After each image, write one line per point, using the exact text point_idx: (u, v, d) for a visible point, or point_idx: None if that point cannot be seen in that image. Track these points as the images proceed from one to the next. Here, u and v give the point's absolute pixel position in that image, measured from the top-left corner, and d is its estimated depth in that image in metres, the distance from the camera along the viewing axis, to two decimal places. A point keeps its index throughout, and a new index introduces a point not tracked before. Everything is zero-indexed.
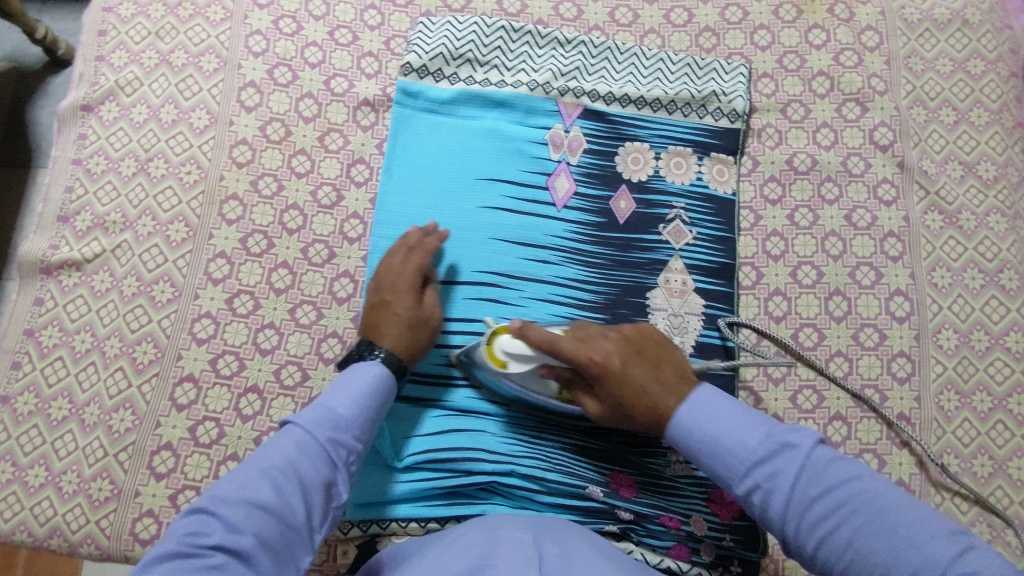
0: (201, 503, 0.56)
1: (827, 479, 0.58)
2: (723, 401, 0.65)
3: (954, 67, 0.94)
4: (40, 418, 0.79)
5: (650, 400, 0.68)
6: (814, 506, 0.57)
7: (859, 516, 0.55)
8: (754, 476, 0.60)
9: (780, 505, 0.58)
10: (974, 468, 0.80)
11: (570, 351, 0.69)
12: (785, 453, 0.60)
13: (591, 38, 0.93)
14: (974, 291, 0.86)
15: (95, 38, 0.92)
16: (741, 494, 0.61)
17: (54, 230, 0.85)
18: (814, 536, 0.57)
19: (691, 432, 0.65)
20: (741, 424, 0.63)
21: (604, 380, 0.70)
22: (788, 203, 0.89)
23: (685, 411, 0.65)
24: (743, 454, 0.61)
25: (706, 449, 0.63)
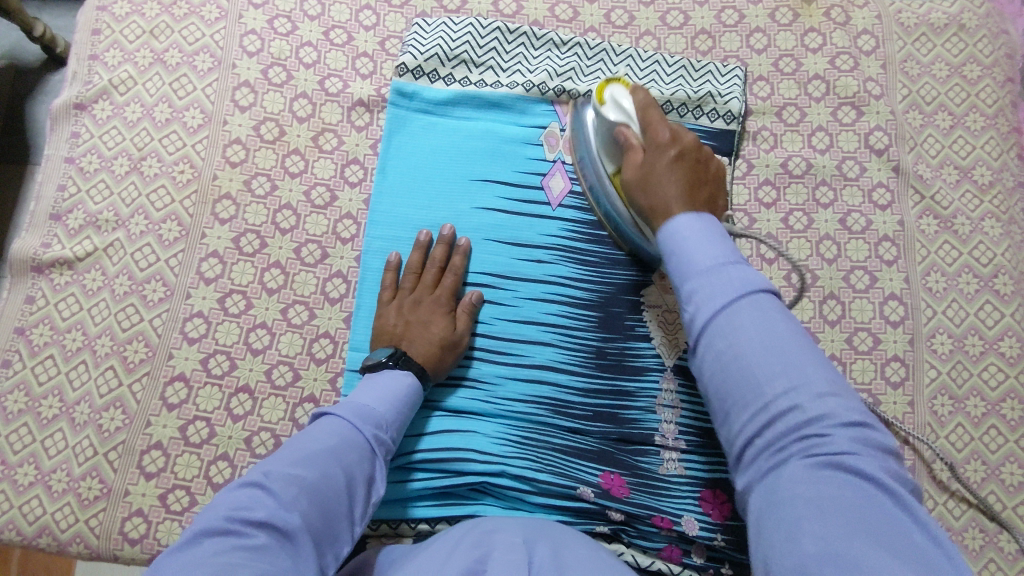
0: (252, 478, 0.58)
1: (772, 324, 0.56)
2: (712, 226, 0.64)
3: (950, 72, 0.94)
4: (30, 417, 0.79)
5: (666, 197, 0.70)
6: (744, 332, 0.56)
7: (773, 354, 0.54)
8: (700, 282, 0.59)
9: (704, 319, 0.57)
10: (967, 473, 0.80)
11: (649, 118, 0.75)
12: (734, 280, 0.58)
13: (587, 40, 0.93)
14: (969, 295, 0.86)
15: (89, 37, 0.92)
16: (684, 293, 0.60)
17: (46, 229, 0.85)
18: (724, 348, 0.56)
19: (675, 232, 0.64)
20: (711, 244, 0.61)
21: (647, 153, 0.74)
22: (783, 207, 0.89)
23: (679, 219, 0.64)
24: (700, 263, 0.60)
25: (671, 249, 0.63)
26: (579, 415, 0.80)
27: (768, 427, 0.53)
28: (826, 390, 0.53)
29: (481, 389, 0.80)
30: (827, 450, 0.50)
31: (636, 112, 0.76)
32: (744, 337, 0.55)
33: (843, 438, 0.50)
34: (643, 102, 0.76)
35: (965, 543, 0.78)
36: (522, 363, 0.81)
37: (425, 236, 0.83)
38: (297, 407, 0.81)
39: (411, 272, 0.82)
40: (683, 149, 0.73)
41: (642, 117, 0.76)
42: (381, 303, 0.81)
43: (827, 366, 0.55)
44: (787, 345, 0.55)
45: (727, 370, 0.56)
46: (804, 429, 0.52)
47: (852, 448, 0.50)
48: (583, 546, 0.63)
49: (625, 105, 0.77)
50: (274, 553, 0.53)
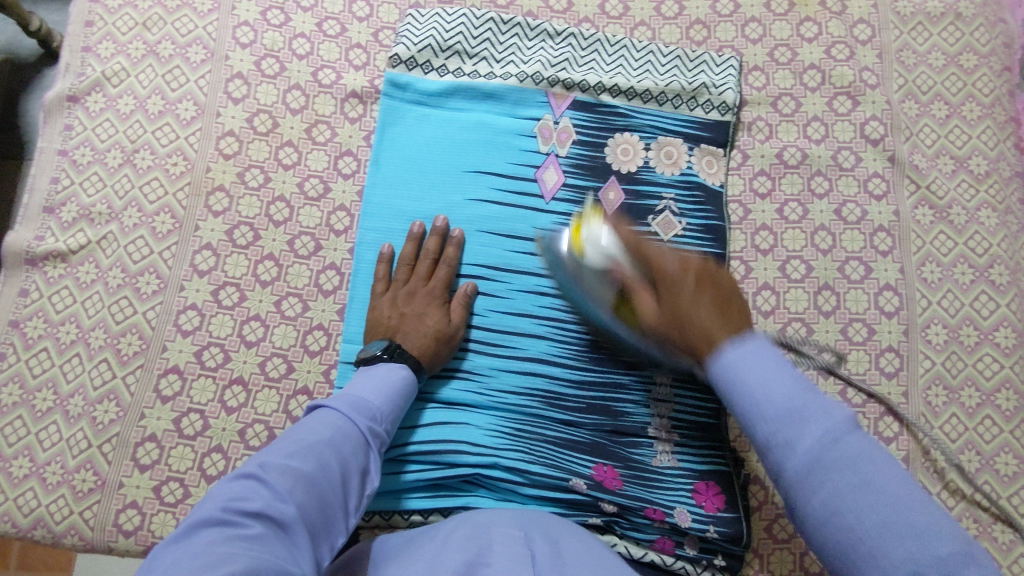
0: (247, 469, 0.58)
1: (864, 468, 0.48)
2: (771, 354, 0.55)
3: (947, 61, 0.93)
4: (24, 410, 0.79)
5: (703, 325, 0.60)
6: (838, 484, 0.48)
7: (880, 509, 0.47)
8: (785, 427, 0.51)
9: (794, 468, 0.50)
10: (960, 463, 0.80)
11: (648, 254, 0.67)
12: (816, 417, 0.50)
13: (581, 30, 0.93)
14: (964, 286, 0.85)
15: (82, 29, 0.91)
16: (761, 439, 0.52)
17: (39, 222, 0.85)
18: (824, 497, 0.48)
19: (730, 369, 0.55)
20: (779, 375, 0.53)
21: (663, 292, 0.65)
22: (778, 197, 0.89)
23: (729, 352, 0.56)
24: (775, 405, 0.52)
25: (729, 388, 0.55)
26: (573, 407, 0.80)
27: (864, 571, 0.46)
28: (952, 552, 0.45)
29: (474, 381, 0.80)
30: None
31: (623, 250, 0.70)
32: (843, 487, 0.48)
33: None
34: (628, 238, 0.70)
35: None
36: (516, 356, 0.81)
37: (418, 226, 0.83)
38: (291, 400, 0.81)
39: (405, 264, 0.82)
40: (699, 273, 0.64)
41: (634, 253, 0.69)
42: (374, 295, 0.81)
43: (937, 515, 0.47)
44: (887, 488, 0.48)
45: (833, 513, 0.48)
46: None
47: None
48: (579, 539, 0.64)
49: (608, 247, 0.71)
50: (270, 543, 0.53)
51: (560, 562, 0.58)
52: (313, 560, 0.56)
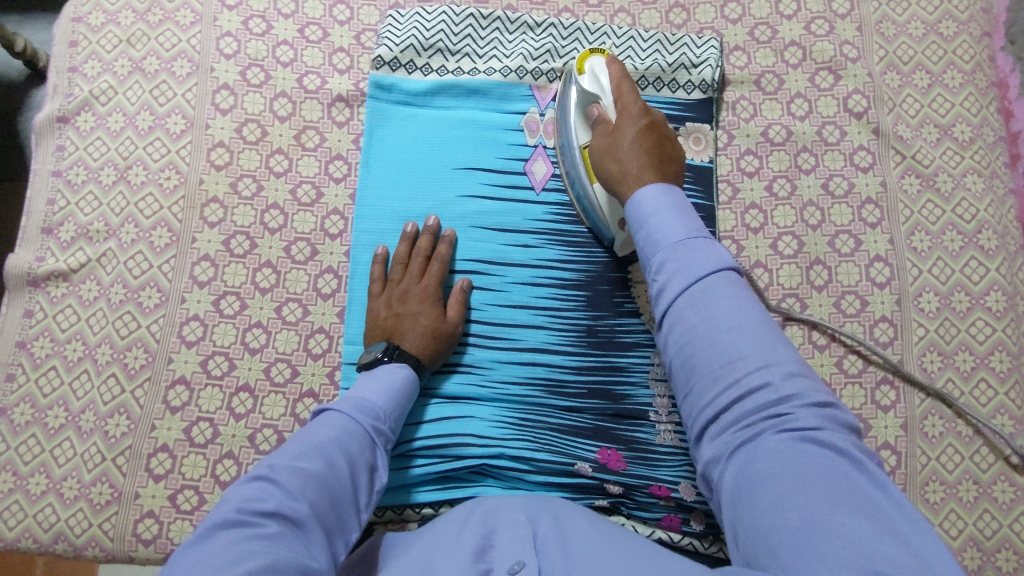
0: (257, 473, 0.59)
1: (743, 310, 0.61)
2: (680, 199, 0.68)
3: (926, 30, 0.94)
4: (37, 428, 0.81)
5: (637, 170, 0.71)
6: (715, 311, 0.61)
7: (745, 339, 0.59)
8: (671, 254, 0.64)
9: (679, 290, 0.62)
10: (957, 427, 0.82)
11: (622, 97, 0.76)
12: (715, 257, 0.63)
13: (561, 21, 0.93)
14: (954, 253, 0.86)
15: (67, 49, 0.92)
16: (656, 262, 0.65)
17: (39, 243, 0.86)
18: (694, 323, 0.61)
19: (642, 207, 0.67)
20: (683, 221, 0.65)
21: (620, 119, 0.75)
22: (766, 174, 0.90)
23: (645, 192, 0.68)
24: (668, 237, 0.64)
25: (640, 220, 0.67)
26: (574, 392, 0.81)
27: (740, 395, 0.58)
28: (792, 368, 0.58)
29: (475, 374, 0.82)
30: (798, 422, 0.55)
31: (611, 88, 0.78)
32: (693, 317, 0.61)
33: (809, 414, 0.55)
34: (618, 75, 0.78)
35: (959, 495, 0.80)
36: (515, 348, 0.82)
37: (410, 227, 0.84)
38: (297, 403, 0.82)
39: (399, 263, 0.83)
40: (654, 120, 0.75)
41: (618, 94, 0.76)
42: (371, 296, 0.82)
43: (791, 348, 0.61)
44: (747, 320, 0.60)
45: (693, 346, 0.61)
46: (774, 405, 0.57)
47: (818, 422, 0.55)
48: (583, 516, 0.66)
49: (601, 79, 0.78)
50: (287, 539, 0.54)
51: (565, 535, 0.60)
52: (328, 556, 0.57)
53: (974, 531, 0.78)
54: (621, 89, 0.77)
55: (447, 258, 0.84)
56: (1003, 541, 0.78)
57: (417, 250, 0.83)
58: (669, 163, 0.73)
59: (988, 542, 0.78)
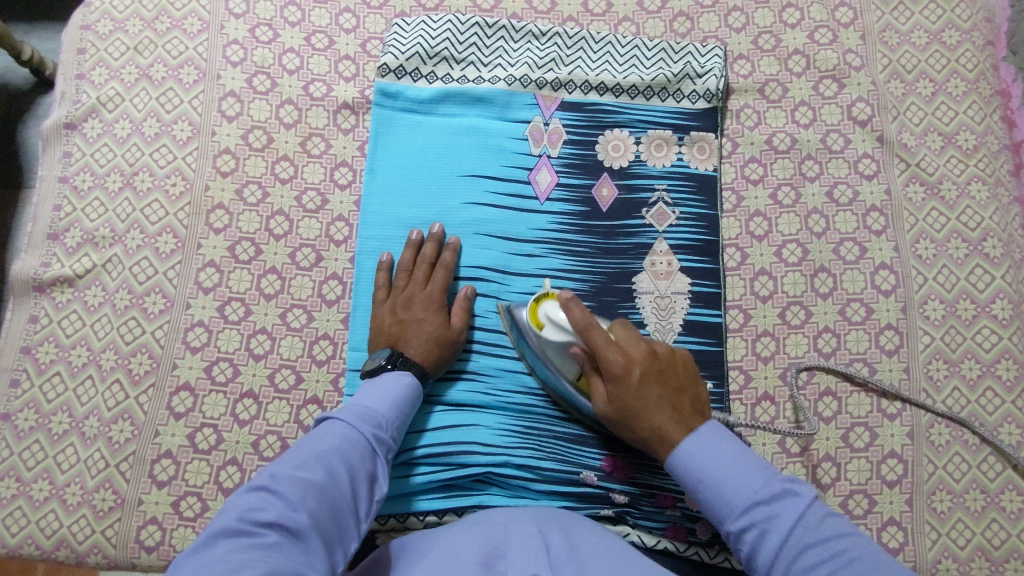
0: (258, 482, 0.58)
1: (831, 543, 0.56)
2: (720, 438, 0.63)
3: (930, 39, 0.94)
4: (41, 433, 0.81)
5: (660, 426, 0.66)
6: (809, 561, 0.56)
7: (853, 570, 0.54)
8: (743, 520, 0.59)
9: (768, 549, 0.57)
10: (964, 436, 0.81)
11: (598, 339, 0.68)
12: (787, 499, 0.58)
13: (565, 29, 0.94)
14: (959, 260, 0.86)
15: (75, 56, 0.93)
16: (730, 531, 0.60)
17: (45, 248, 0.86)
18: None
19: (694, 469, 0.62)
20: (742, 467, 0.61)
21: (614, 387, 0.68)
22: (770, 182, 0.90)
23: (687, 449, 0.63)
24: (728, 496, 0.60)
25: (695, 483, 0.62)
26: None
27: None
28: None
29: (480, 382, 0.81)
30: None
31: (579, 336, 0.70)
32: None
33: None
34: (584, 323, 0.69)
35: (966, 504, 0.79)
36: (520, 357, 0.82)
37: (415, 233, 0.84)
38: (301, 410, 0.82)
39: (403, 270, 0.83)
40: (646, 366, 0.68)
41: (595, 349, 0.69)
42: (375, 302, 0.82)
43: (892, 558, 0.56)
44: (840, 548, 0.55)
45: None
46: None
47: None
48: (593, 533, 0.65)
49: (567, 330, 0.72)
50: (286, 549, 0.54)
51: (576, 551, 0.60)
52: (327, 566, 0.56)
53: (981, 541, 0.78)
54: (586, 330, 0.69)
55: (451, 265, 0.83)
56: (1011, 552, 0.77)
57: (421, 258, 0.83)
58: (680, 395, 0.68)
59: (996, 552, 0.77)
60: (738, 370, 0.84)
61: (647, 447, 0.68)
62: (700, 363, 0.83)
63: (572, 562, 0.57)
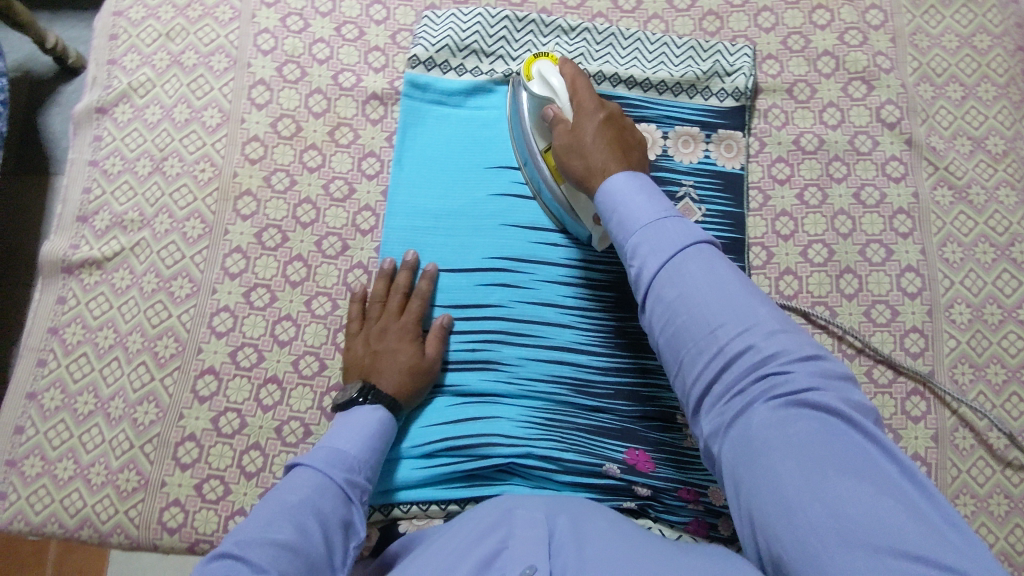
0: (221, 550, 0.56)
1: (717, 279, 0.56)
2: (650, 185, 0.64)
3: (960, 43, 0.94)
4: (67, 413, 0.81)
5: (602, 165, 0.69)
6: (690, 286, 0.56)
7: (724, 304, 0.55)
8: (643, 236, 0.60)
9: (652, 270, 0.58)
10: (989, 440, 0.81)
11: (580, 97, 0.74)
12: (682, 230, 0.59)
13: (595, 25, 0.94)
14: (986, 265, 0.86)
15: (108, 42, 0.94)
16: (630, 249, 0.61)
17: (74, 231, 0.87)
18: (674, 296, 0.56)
19: (614, 196, 0.64)
20: (651, 202, 0.62)
21: (578, 119, 0.73)
22: (797, 182, 0.90)
23: (614, 180, 0.65)
24: (639, 221, 0.61)
25: (613, 208, 0.64)
26: (600, 392, 0.81)
27: (726, 370, 0.53)
28: (779, 331, 0.53)
29: (503, 371, 0.81)
30: (790, 388, 0.50)
31: (563, 86, 0.76)
32: (669, 293, 0.57)
33: (796, 371, 0.51)
34: (573, 75, 0.75)
35: (990, 509, 0.79)
36: (543, 345, 0.82)
37: (387, 262, 0.83)
38: (324, 396, 0.82)
39: (376, 302, 0.82)
40: (612, 117, 0.73)
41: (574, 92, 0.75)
42: (349, 335, 0.81)
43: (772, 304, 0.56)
44: (722, 283, 0.56)
45: (674, 323, 0.56)
46: (761, 368, 0.52)
47: (811, 382, 0.50)
48: (605, 517, 0.62)
49: (553, 81, 0.77)
50: None
51: (579, 533, 0.58)
52: None
53: (1005, 546, 0.77)
54: (574, 81, 0.75)
55: (426, 295, 0.83)
56: None
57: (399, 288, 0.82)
58: (630, 150, 0.71)
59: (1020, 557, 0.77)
60: None
61: (584, 186, 0.71)
62: None
63: (573, 546, 0.56)
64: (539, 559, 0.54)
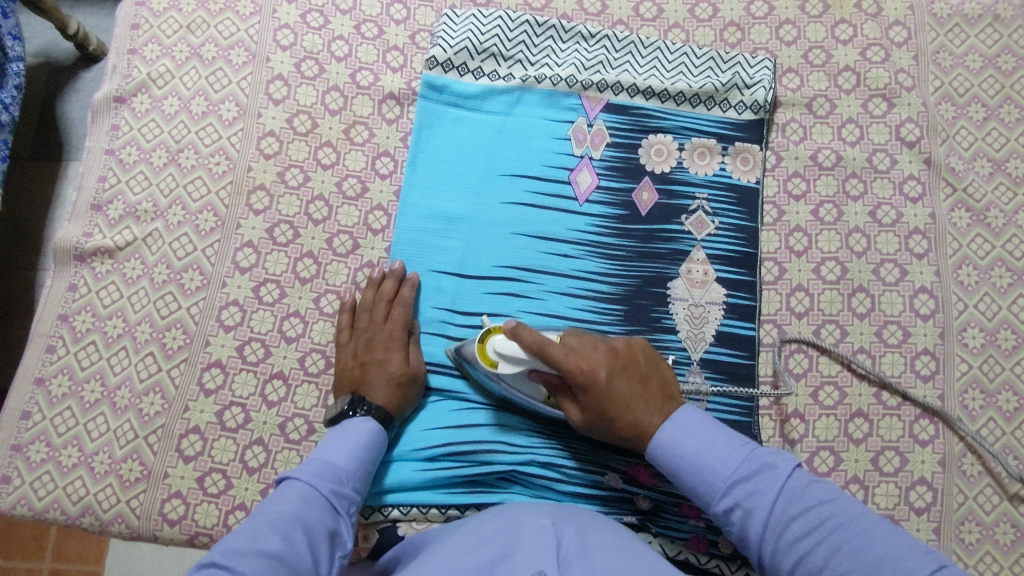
0: (208, 559, 0.55)
1: (814, 503, 0.59)
2: (712, 426, 0.66)
3: (984, 63, 0.93)
4: (73, 401, 0.82)
5: (643, 421, 0.69)
6: (796, 529, 0.58)
7: (846, 546, 0.55)
8: (739, 496, 0.61)
9: (761, 528, 0.59)
10: (998, 468, 0.80)
11: (566, 352, 0.71)
12: (767, 474, 0.61)
13: (615, 33, 0.93)
14: (1002, 290, 0.85)
15: (129, 31, 0.94)
16: (729, 513, 0.61)
17: (87, 219, 0.88)
18: (793, 560, 0.57)
19: (674, 448, 0.66)
20: (715, 445, 0.64)
21: (590, 399, 0.71)
22: (813, 199, 0.89)
23: (665, 432, 0.67)
24: (719, 480, 0.62)
25: (696, 471, 0.64)
26: None
27: None
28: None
29: None
30: None
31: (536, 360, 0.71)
32: (786, 558, 0.58)
33: None
34: (540, 346, 0.70)
35: (996, 537, 0.78)
36: None
37: (376, 272, 0.84)
38: (329, 395, 0.82)
39: (364, 311, 0.82)
40: (614, 356, 0.72)
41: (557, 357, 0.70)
42: (339, 344, 0.81)
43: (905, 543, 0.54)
44: (820, 505, 0.58)
45: None
46: None
47: None
48: (610, 531, 0.62)
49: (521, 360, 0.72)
50: None
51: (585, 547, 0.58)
52: None
53: None
54: (546, 351, 0.70)
55: (409, 301, 0.82)
56: None
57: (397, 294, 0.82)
58: (653, 380, 0.72)
59: None
60: (770, 386, 0.83)
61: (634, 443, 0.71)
62: (732, 374, 0.83)
63: (580, 560, 0.55)
64: (547, 562, 0.53)
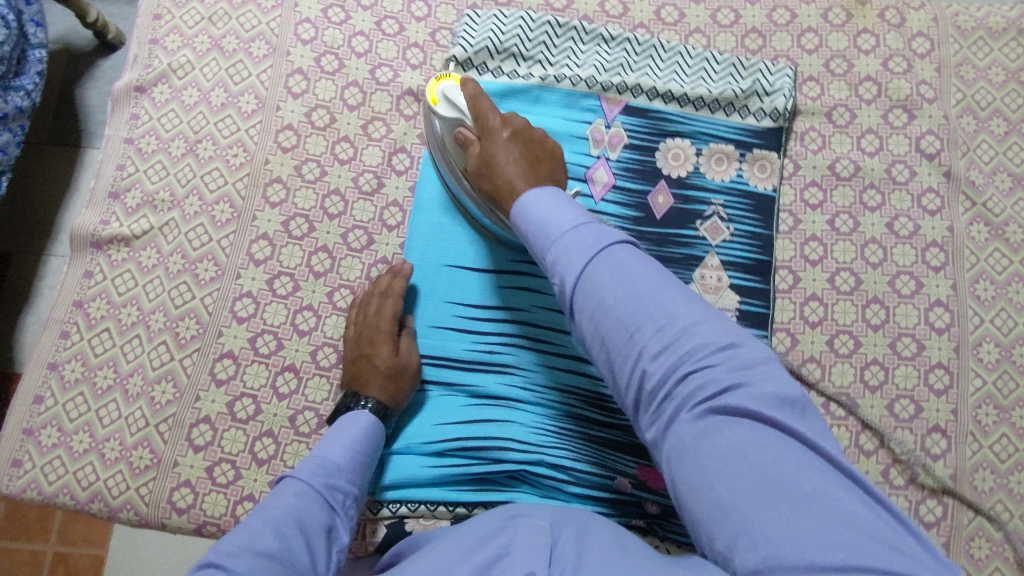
0: (206, 560, 0.55)
1: (636, 276, 0.57)
2: (559, 197, 0.63)
3: (1007, 77, 0.92)
4: (85, 387, 0.82)
5: (512, 179, 0.68)
6: (610, 284, 0.57)
7: (646, 304, 0.56)
8: (559, 247, 0.59)
9: (575, 275, 0.57)
10: (1010, 484, 0.79)
11: (482, 106, 0.74)
12: (596, 234, 0.59)
13: (636, 36, 0.93)
14: (1018, 305, 0.84)
15: (151, 21, 0.95)
16: (549, 258, 0.60)
17: (105, 207, 0.88)
18: (594, 304, 0.57)
19: (527, 204, 0.62)
20: (564, 208, 0.61)
21: (483, 152, 0.72)
22: (829, 209, 0.88)
23: (531, 192, 0.63)
24: (555, 228, 0.60)
25: (529, 216, 0.62)
26: (615, 406, 0.81)
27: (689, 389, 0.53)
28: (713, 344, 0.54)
29: (518, 376, 0.81)
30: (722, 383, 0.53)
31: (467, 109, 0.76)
32: (585, 303, 0.57)
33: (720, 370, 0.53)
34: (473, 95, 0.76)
35: (1006, 554, 0.77)
36: (560, 354, 0.82)
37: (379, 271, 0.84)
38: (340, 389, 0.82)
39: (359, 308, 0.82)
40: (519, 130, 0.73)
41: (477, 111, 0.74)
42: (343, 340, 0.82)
43: (694, 305, 0.57)
44: (643, 275, 0.57)
45: (602, 334, 0.57)
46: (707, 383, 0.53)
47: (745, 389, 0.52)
48: (608, 528, 0.60)
49: (457, 102, 0.77)
50: None
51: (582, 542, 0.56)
52: None
53: None
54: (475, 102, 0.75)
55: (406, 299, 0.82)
56: None
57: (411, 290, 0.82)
58: (543, 163, 0.71)
59: None
60: None
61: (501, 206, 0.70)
62: None
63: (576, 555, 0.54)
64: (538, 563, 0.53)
